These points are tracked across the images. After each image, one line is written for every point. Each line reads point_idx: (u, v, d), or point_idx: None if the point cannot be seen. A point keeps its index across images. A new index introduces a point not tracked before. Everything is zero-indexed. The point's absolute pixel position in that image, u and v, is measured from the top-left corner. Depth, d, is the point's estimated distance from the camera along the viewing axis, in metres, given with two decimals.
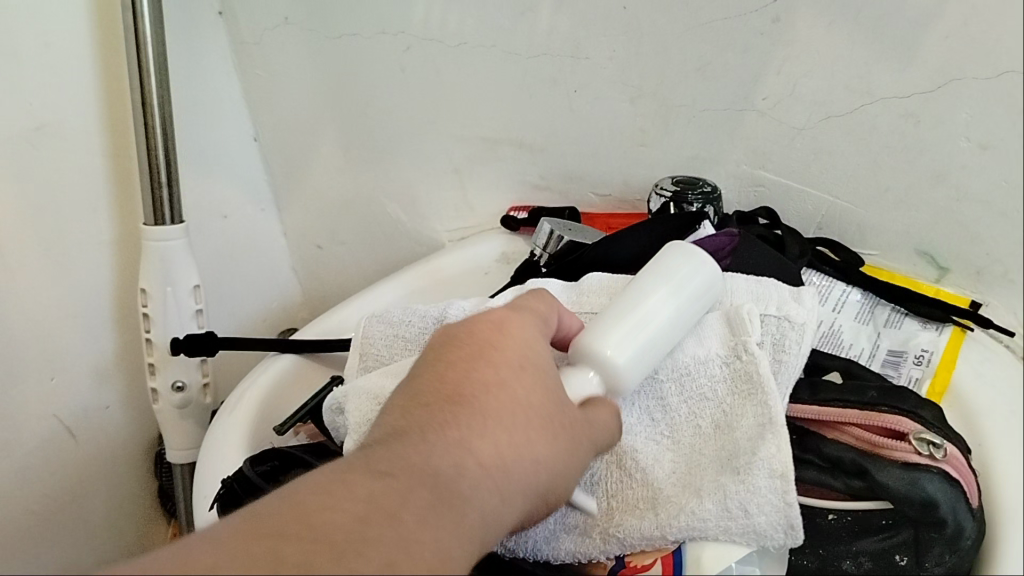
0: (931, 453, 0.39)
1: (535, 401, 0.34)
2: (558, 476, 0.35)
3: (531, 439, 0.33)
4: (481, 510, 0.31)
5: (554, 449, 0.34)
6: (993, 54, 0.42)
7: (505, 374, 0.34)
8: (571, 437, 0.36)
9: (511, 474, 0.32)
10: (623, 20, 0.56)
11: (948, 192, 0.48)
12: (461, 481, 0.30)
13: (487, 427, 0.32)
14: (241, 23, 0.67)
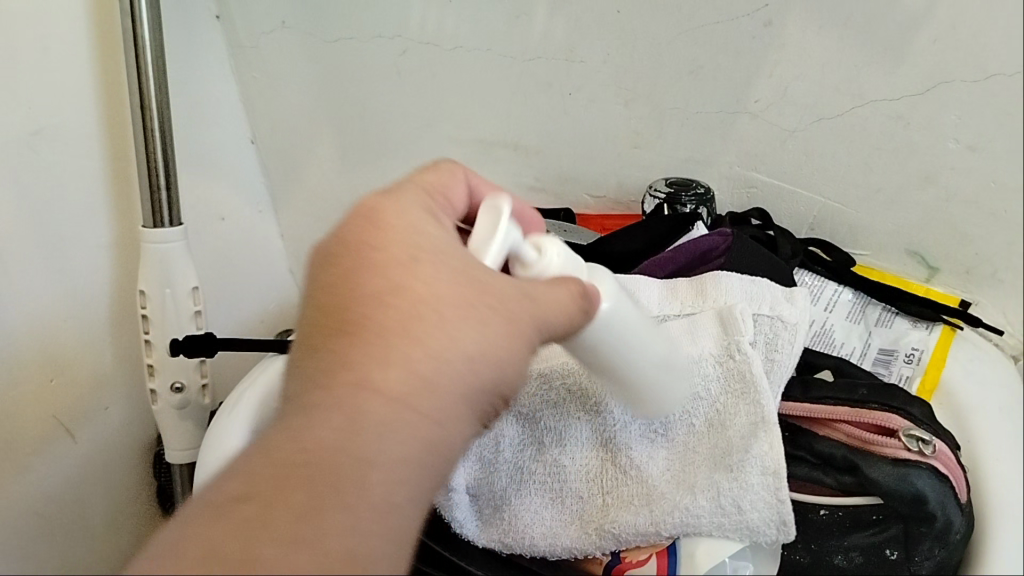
0: (921, 450, 0.40)
1: (443, 296, 0.30)
2: (512, 354, 0.31)
3: (451, 334, 0.29)
4: (399, 452, 0.28)
5: (490, 331, 0.30)
6: (981, 57, 0.44)
7: (404, 279, 0.30)
8: (520, 309, 0.31)
9: (433, 390, 0.29)
10: (616, 24, 0.56)
11: (939, 193, 0.49)
12: (363, 432, 0.27)
13: (388, 351, 0.29)
14: (237, 27, 0.67)
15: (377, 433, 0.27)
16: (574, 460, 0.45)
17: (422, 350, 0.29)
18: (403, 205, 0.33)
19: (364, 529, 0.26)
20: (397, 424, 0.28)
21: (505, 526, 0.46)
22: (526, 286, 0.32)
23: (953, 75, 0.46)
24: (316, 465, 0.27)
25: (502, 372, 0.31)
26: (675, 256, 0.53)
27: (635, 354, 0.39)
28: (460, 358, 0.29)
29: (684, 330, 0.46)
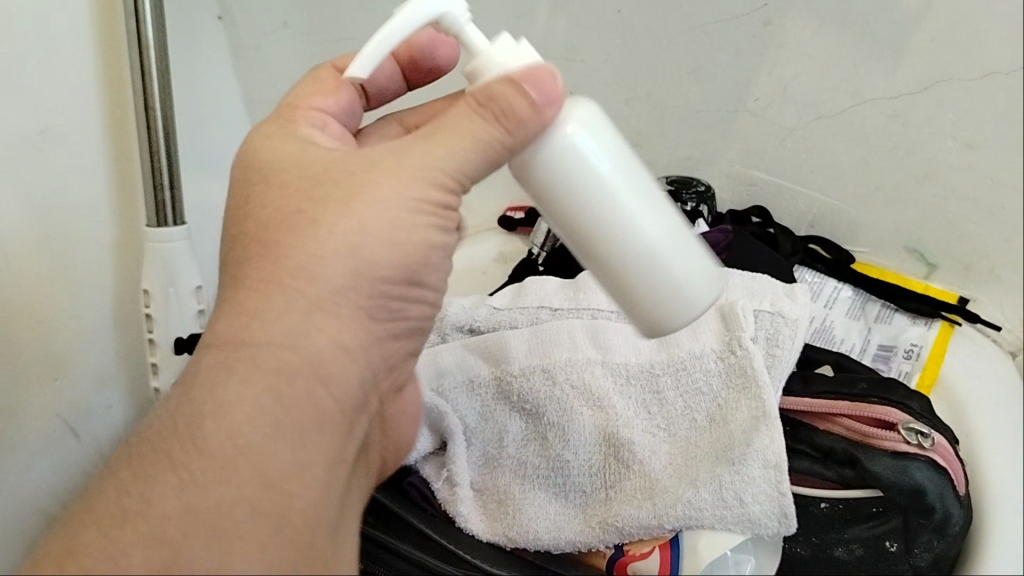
0: (920, 443, 0.42)
1: (312, 224, 0.33)
2: (368, 248, 0.33)
3: (298, 250, 0.33)
4: (274, 383, 0.31)
5: (333, 237, 0.32)
6: (976, 56, 0.44)
7: (281, 222, 0.34)
8: (387, 190, 0.33)
9: (311, 312, 0.32)
10: (618, 22, 0.56)
11: (937, 190, 0.49)
12: (239, 372, 0.31)
13: (262, 296, 0.32)
14: (238, 26, 0.66)
15: (247, 368, 0.31)
16: (577, 453, 0.45)
17: (294, 278, 0.32)
18: (282, 145, 0.37)
19: (238, 481, 0.30)
20: (274, 357, 0.31)
21: (507, 520, 0.45)
22: (418, 149, 0.34)
23: (949, 73, 0.46)
24: (185, 433, 0.31)
25: (363, 273, 0.33)
26: None
27: (624, 201, 0.34)
28: (334, 258, 0.32)
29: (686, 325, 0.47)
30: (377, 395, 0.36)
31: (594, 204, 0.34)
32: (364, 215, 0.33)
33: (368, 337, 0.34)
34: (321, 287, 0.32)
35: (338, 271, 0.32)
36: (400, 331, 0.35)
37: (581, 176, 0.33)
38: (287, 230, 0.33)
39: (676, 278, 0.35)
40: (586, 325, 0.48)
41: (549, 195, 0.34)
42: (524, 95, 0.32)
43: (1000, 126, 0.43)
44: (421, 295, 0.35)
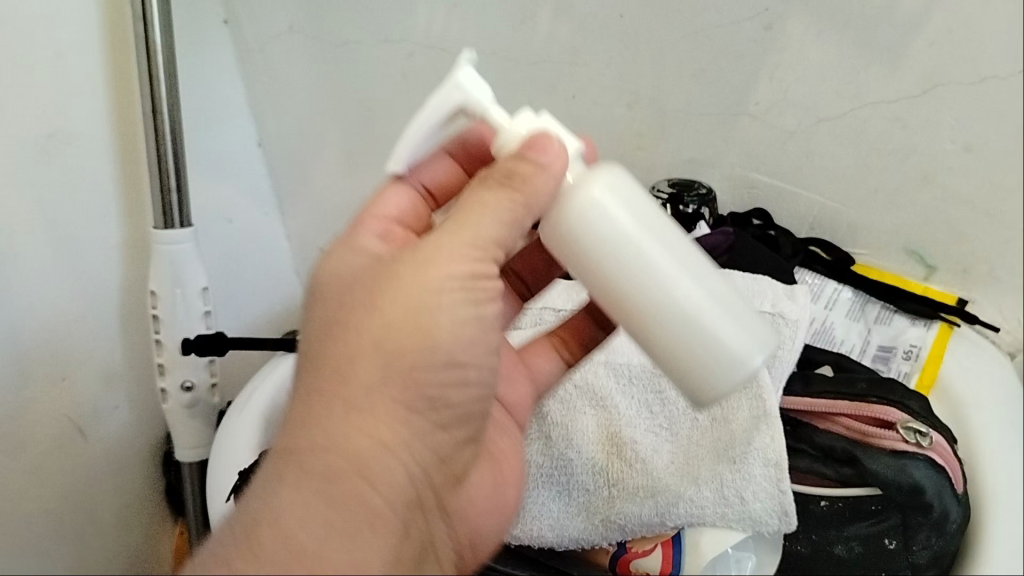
0: (918, 442, 0.43)
1: (348, 331, 0.33)
2: (393, 338, 0.32)
3: (339, 360, 0.33)
4: (320, 482, 0.31)
5: (360, 332, 0.33)
6: (976, 62, 0.46)
7: (321, 341, 0.34)
8: (416, 276, 0.33)
9: (353, 412, 0.32)
10: (620, 28, 0.55)
11: (936, 193, 0.52)
12: (286, 479, 0.31)
13: (308, 412, 0.32)
14: (244, 29, 0.66)
15: (295, 474, 0.31)
16: (580, 453, 0.46)
17: (337, 380, 0.32)
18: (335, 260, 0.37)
19: None
20: (319, 460, 0.31)
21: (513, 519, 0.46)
22: (453, 222, 0.34)
23: (948, 77, 0.48)
24: (235, 550, 0.29)
25: (396, 362, 0.32)
26: None
27: (664, 266, 0.34)
28: (373, 357, 0.32)
29: None
30: (433, 489, 0.34)
31: (635, 271, 0.34)
32: (403, 308, 0.33)
33: (414, 427, 0.33)
34: (365, 386, 0.32)
35: (379, 364, 0.32)
36: (448, 419, 0.34)
37: (618, 246, 0.34)
38: (328, 342, 0.33)
39: (724, 339, 0.34)
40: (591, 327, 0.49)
41: (590, 266, 0.35)
42: (534, 155, 0.34)
43: (1005, 124, 0.47)
44: (463, 378, 0.33)
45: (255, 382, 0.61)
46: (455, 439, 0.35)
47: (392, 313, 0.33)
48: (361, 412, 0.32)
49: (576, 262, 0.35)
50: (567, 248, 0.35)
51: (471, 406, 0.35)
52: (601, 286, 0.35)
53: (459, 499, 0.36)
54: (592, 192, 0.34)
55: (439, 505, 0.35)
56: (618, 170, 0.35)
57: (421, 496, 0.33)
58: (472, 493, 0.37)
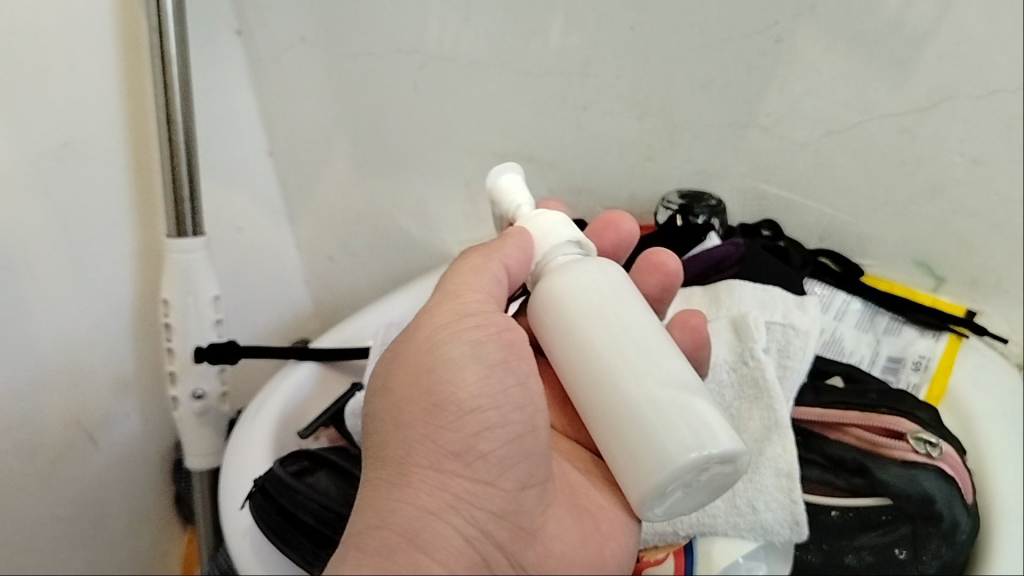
0: (928, 453, 0.43)
1: (389, 420, 0.40)
2: (415, 406, 0.39)
3: (386, 441, 0.40)
4: (382, 546, 0.36)
5: (395, 414, 0.40)
6: (984, 75, 0.50)
7: (373, 436, 0.41)
8: (422, 354, 0.40)
9: (399, 479, 0.38)
10: (631, 40, 0.55)
11: (944, 205, 0.56)
12: (355, 551, 0.37)
13: (370, 496, 0.39)
14: (257, 41, 0.65)
15: (360, 547, 0.36)
16: None
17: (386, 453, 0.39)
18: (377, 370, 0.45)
19: None
20: (378, 531, 0.37)
21: None
22: (453, 294, 0.41)
23: (956, 91, 0.51)
24: None
25: (423, 429, 0.38)
26: (690, 265, 0.54)
27: (633, 358, 0.37)
28: (408, 421, 0.39)
29: None
30: (501, 548, 0.38)
31: (601, 353, 0.38)
32: (421, 373, 0.39)
33: (454, 482, 0.38)
34: (406, 455, 0.38)
35: (412, 433, 0.39)
36: (491, 469, 0.38)
37: (587, 329, 0.38)
38: (376, 433, 0.40)
39: (674, 431, 0.35)
40: None
41: (567, 348, 0.39)
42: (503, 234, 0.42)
43: (1010, 137, 0.52)
44: (487, 426, 0.38)
45: (267, 390, 0.61)
46: (513, 491, 0.38)
47: (411, 386, 0.39)
48: (404, 480, 0.38)
49: (560, 350, 0.39)
50: (553, 336, 0.39)
51: (512, 456, 0.38)
52: (574, 372, 0.39)
53: (543, 553, 0.38)
54: (575, 278, 0.39)
55: (513, 561, 0.38)
56: (601, 260, 0.40)
57: (485, 555, 0.37)
58: (567, 552, 0.39)
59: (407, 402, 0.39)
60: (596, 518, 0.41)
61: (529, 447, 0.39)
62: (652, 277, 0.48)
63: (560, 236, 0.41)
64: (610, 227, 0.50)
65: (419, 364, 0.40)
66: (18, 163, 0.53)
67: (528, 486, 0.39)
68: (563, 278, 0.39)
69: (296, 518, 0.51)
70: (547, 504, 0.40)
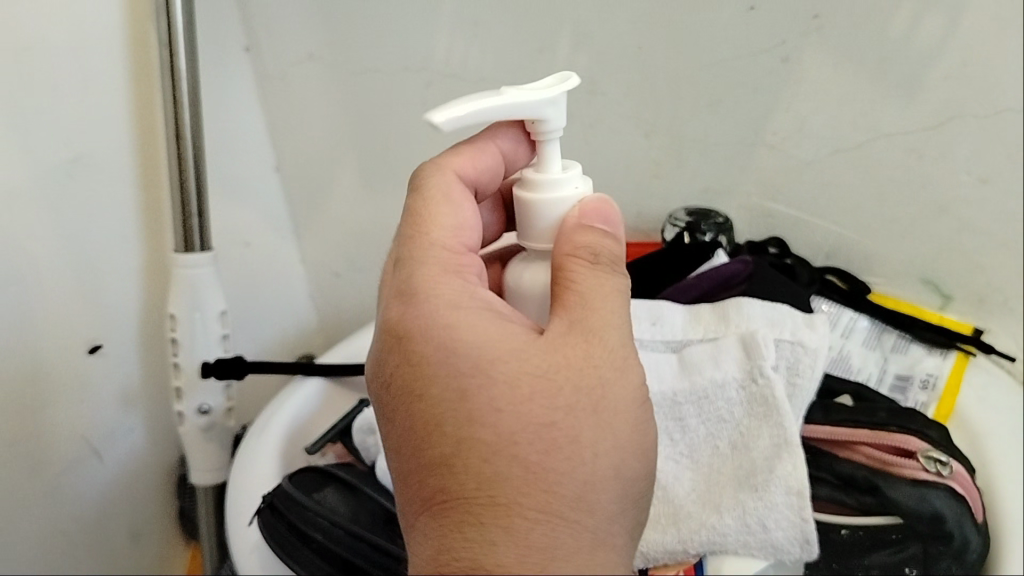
0: (939, 471, 0.44)
1: (522, 392, 0.31)
2: (566, 418, 0.31)
3: (507, 453, 0.30)
4: None
5: (527, 419, 0.30)
6: (990, 93, 0.53)
7: (476, 397, 0.31)
8: (579, 351, 0.32)
9: (537, 465, 0.30)
10: (638, 59, 0.54)
11: (952, 223, 0.57)
12: (490, 527, 0.29)
13: (495, 475, 0.30)
14: (265, 58, 0.64)
15: (506, 530, 0.29)
16: (683, 476, 0.47)
17: (505, 423, 0.30)
18: (427, 302, 0.33)
19: None
20: (521, 505, 0.29)
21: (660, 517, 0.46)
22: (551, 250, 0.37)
23: (963, 108, 0.53)
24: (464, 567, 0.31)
25: (576, 450, 0.30)
26: (697, 282, 0.54)
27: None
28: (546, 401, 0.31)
29: (709, 351, 0.49)
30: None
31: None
32: (573, 345, 0.32)
33: (624, 509, 0.31)
34: (544, 432, 0.30)
35: (564, 413, 0.31)
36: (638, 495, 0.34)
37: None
38: (492, 399, 0.31)
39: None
40: (680, 356, 0.50)
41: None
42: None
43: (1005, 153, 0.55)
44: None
45: (272, 406, 0.62)
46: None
47: (559, 354, 0.32)
48: (557, 509, 0.30)
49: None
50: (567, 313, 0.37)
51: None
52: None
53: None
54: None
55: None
56: None
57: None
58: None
59: (546, 372, 0.31)
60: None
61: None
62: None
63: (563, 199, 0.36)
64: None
65: (569, 336, 0.33)
66: (29, 178, 0.53)
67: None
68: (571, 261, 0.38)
69: (304, 534, 0.50)
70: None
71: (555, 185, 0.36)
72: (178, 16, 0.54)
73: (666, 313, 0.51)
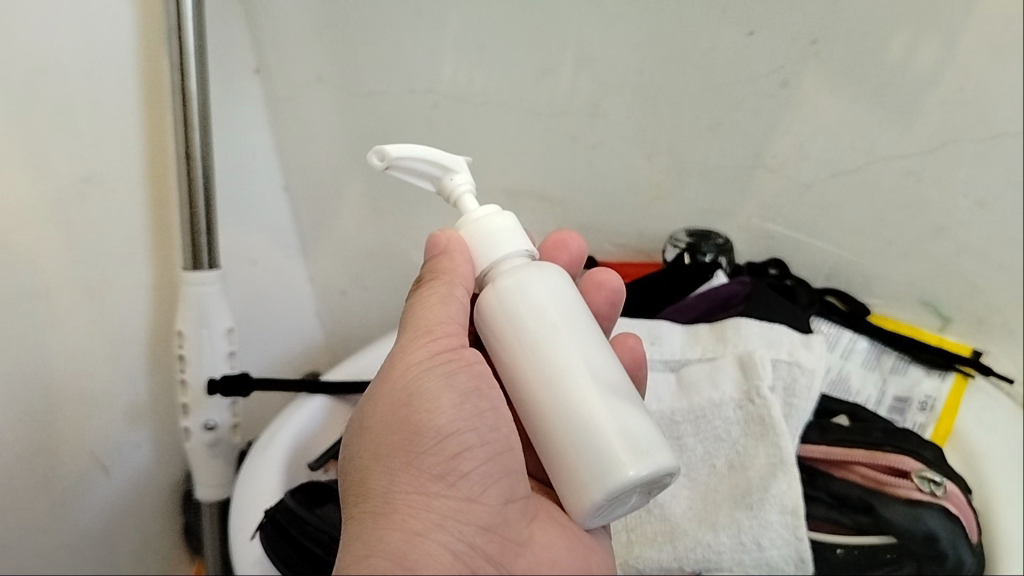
0: (932, 491, 0.45)
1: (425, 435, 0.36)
2: (391, 441, 0.38)
3: (363, 481, 0.38)
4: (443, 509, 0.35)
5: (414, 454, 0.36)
6: (986, 118, 0.52)
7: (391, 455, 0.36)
8: (395, 388, 0.38)
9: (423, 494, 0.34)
10: (639, 82, 0.57)
11: (950, 244, 0.58)
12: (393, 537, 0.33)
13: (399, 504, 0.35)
14: (275, 79, 0.64)
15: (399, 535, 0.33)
16: (679, 491, 0.49)
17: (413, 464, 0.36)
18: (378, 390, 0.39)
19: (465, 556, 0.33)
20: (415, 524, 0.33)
21: (664, 531, 0.48)
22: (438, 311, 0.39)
23: (959, 134, 0.53)
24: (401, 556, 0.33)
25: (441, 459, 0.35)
26: (696, 303, 0.56)
27: (577, 378, 0.36)
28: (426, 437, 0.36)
29: (706, 373, 0.51)
30: (489, 560, 0.36)
31: (544, 364, 0.36)
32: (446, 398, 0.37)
33: (446, 499, 0.36)
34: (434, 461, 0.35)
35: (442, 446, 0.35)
36: (475, 485, 0.37)
37: (532, 347, 0.37)
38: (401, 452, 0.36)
39: (615, 451, 0.35)
40: (678, 376, 0.52)
41: (515, 372, 0.37)
42: (449, 251, 0.40)
43: (1010, 180, 0.55)
44: (464, 449, 0.37)
45: (278, 423, 0.62)
46: (497, 507, 0.37)
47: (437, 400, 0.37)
48: (389, 509, 0.36)
49: (505, 366, 0.38)
50: (494, 348, 0.38)
51: (494, 473, 0.37)
52: (517, 390, 0.38)
53: (532, 561, 0.37)
54: (513, 294, 0.38)
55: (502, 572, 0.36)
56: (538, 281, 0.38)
57: (475, 569, 0.35)
58: (558, 557, 0.37)
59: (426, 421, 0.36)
60: (590, 559, 0.38)
61: (510, 466, 0.38)
62: (601, 292, 0.47)
63: (507, 246, 0.40)
64: (560, 246, 0.48)
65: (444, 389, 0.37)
66: (39, 197, 0.53)
67: (511, 501, 0.37)
68: (504, 296, 0.38)
69: (306, 549, 0.51)
70: (531, 518, 0.38)
71: (491, 231, 0.40)
72: (189, 39, 0.54)
73: (664, 337, 0.54)
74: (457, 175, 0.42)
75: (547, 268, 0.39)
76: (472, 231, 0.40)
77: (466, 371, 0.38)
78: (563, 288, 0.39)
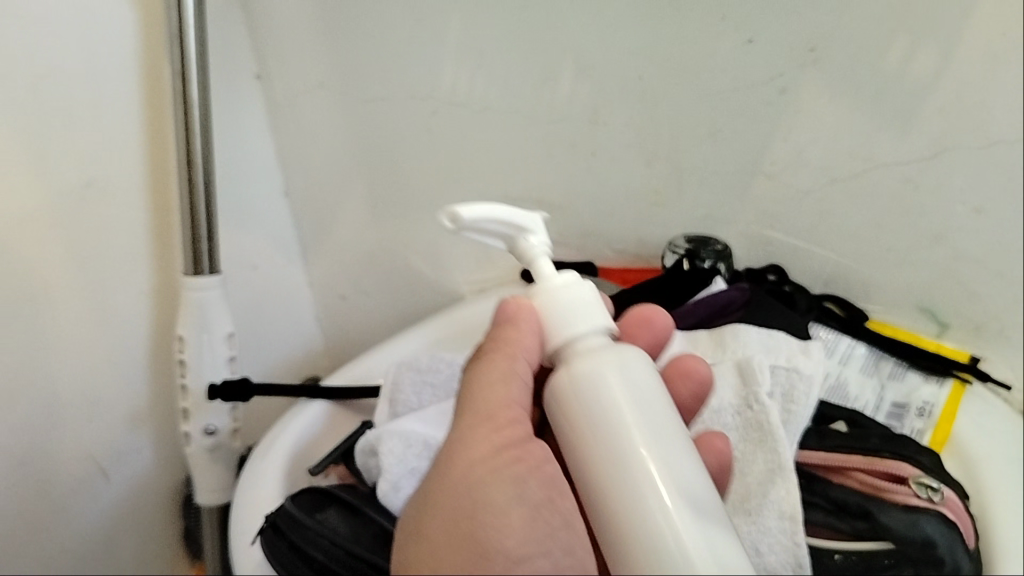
0: (930, 497, 0.46)
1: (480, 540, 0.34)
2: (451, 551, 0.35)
3: None
4: None
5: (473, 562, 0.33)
6: (981, 128, 0.52)
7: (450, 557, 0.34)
8: (455, 490, 0.36)
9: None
10: (638, 88, 0.57)
11: (946, 251, 0.57)
12: None
13: None
14: (276, 85, 0.64)
15: None
16: None
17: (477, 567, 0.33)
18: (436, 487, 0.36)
19: None
20: None
21: None
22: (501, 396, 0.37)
23: (955, 142, 0.53)
24: None
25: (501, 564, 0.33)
26: (695, 309, 0.57)
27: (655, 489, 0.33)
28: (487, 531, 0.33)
29: None
30: None
31: (618, 469, 0.33)
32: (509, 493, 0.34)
33: None
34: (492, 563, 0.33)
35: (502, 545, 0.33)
36: None
37: (608, 444, 0.34)
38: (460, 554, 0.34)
39: None
40: None
41: (590, 476, 0.34)
42: (517, 322, 0.38)
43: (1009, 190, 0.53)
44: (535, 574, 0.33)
45: (278, 428, 0.62)
46: None
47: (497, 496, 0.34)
48: None
49: (575, 464, 0.35)
50: (564, 445, 0.35)
51: None
52: (590, 498, 0.34)
53: None
54: (586, 386, 0.35)
55: None
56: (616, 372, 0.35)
57: None
58: None
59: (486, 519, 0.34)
60: None
61: None
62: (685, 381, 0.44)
63: (585, 321, 0.37)
64: (644, 323, 0.44)
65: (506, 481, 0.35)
66: (40, 202, 0.53)
67: None
68: (576, 389, 0.35)
69: (306, 554, 0.51)
70: None
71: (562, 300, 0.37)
72: (191, 45, 0.55)
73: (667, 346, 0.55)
74: (533, 236, 0.38)
75: (629, 355, 0.36)
76: (545, 300, 0.37)
77: (537, 477, 0.35)
78: (646, 380, 0.35)
